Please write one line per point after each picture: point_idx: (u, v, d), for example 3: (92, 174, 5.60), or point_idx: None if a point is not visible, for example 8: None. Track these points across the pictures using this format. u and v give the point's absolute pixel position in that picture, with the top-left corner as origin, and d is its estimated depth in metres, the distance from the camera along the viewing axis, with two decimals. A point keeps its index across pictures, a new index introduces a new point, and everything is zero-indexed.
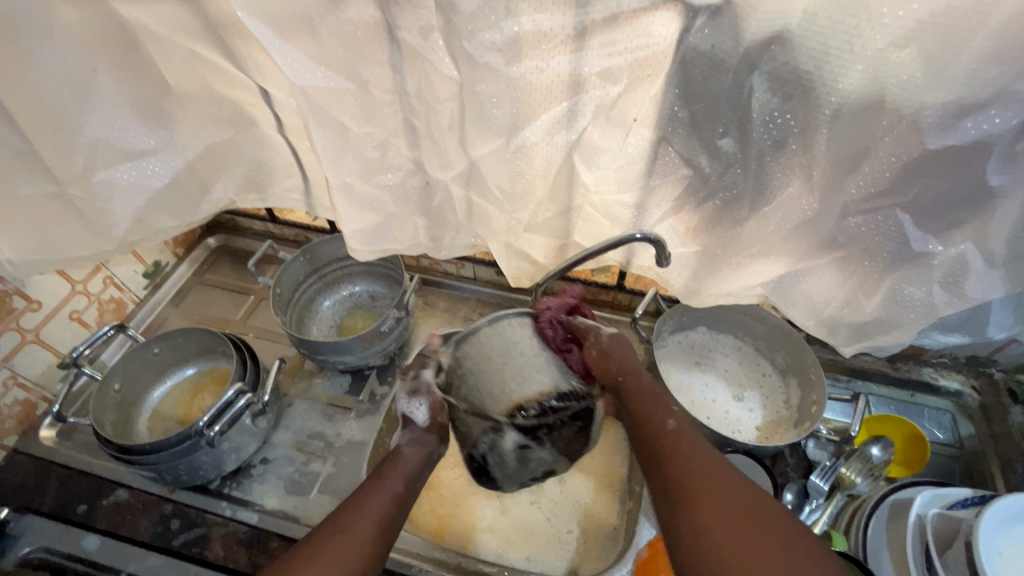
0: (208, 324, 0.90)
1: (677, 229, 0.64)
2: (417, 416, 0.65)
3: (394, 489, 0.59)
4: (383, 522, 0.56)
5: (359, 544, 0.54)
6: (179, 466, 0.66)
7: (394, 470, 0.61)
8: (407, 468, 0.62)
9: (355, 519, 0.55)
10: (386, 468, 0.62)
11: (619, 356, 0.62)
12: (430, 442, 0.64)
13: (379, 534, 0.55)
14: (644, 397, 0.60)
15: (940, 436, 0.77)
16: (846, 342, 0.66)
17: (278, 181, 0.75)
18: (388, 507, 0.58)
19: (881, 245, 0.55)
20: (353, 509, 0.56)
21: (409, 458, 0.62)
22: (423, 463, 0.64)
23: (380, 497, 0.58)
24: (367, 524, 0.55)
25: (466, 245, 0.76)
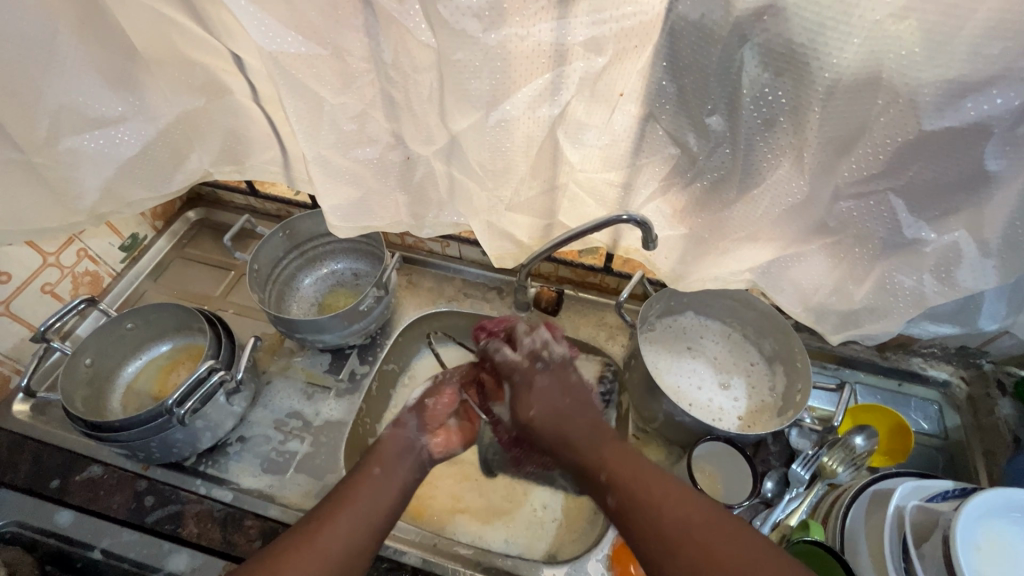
0: (187, 300, 0.88)
1: (664, 211, 0.61)
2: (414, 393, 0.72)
3: (373, 477, 0.60)
4: (368, 511, 0.57)
5: (338, 537, 0.54)
6: (150, 444, 0.65)
7: (379, 457, 0.62)
8: (386, 456, 0.63)
9: (335, 511, 0.56)
10: (369, 463, 0.62)
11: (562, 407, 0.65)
12: (406, 427, 0.67)
13: (366, 526, 0.56)
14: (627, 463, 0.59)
15: (926, 427, 0.76)
16: (834, 331, 0.64)
17: (256, 154, 0.72)
18: (374, 497, 0.58)
19: (872, 232, 0.53)
20: (336, 502, 0.57)
21: (388, 444, 0.64)
22: (406, 444, 0.65)
23: (367, 487, 0.59)
24: (350, 518, 0.56)
25: (450, 223, 0.74)
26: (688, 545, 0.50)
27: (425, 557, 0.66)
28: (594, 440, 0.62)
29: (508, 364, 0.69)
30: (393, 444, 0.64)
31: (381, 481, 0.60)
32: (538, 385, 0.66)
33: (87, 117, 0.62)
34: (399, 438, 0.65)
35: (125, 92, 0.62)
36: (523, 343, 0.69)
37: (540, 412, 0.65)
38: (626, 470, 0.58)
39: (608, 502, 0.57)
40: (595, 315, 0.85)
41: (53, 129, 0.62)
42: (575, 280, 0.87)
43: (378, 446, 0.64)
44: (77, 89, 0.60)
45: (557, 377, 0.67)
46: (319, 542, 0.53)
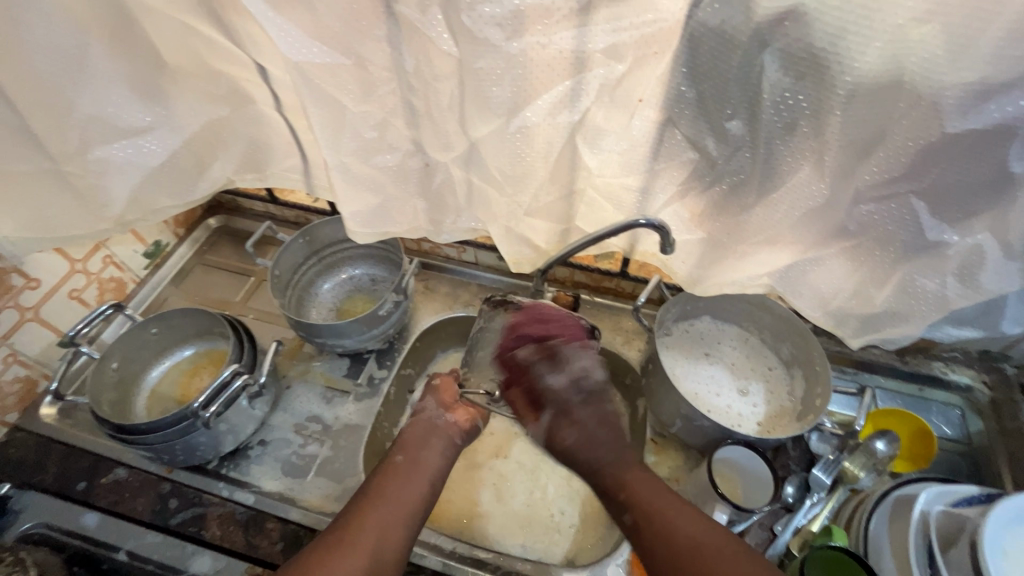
0: (208, 306, 0.90)
1: (682, 215, 0.62)
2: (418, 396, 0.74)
3: (401, 464, 0.63)
4: (397, 500, 0.59)
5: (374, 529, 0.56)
6: (176, 446, 0.66)
7: (405, 447, 0.65)
8: (410, 443, 0.66)
9: (370, 505, 0.58)
10: (397, 453, 0.64)
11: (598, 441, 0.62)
12: (426, 409, 0.70)
13: (399, 512, 0.58)
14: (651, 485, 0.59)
15: (948, 432, 0.75)
16: (854, 334, 0.64)
17: (277, 161, 0.74)
18: (402, 485, 0.60)
19: (893, 234, 0.53)
20: (371, 495, 0.59)
21: (410, 431, 0.67)
22: (429, 425, 0.68)
23: (400, 481, 0.61)
24: (385, 509, 0.57)
25: (467, 229, 0.75)
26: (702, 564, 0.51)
27: (445, 560, 0.66)
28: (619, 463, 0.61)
29: (552, 394, 0.63)
30: (416, 431, 0.67)
31: (409, 467, 0.63)
32: (579, 417, 0.63)
33: (116, 127, 0.64)
34: (419, 422, 0.68)
35: (152, 102, 0.64)
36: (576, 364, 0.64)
37: (577, 441, 0.62)
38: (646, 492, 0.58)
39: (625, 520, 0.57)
40: (612, 320, 0.85)
41: (84, 139, 0.64)
42: (590, 285, 0.87)
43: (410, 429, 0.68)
44: (108, 100, 0.62)
45: (593, 407, 0.64)
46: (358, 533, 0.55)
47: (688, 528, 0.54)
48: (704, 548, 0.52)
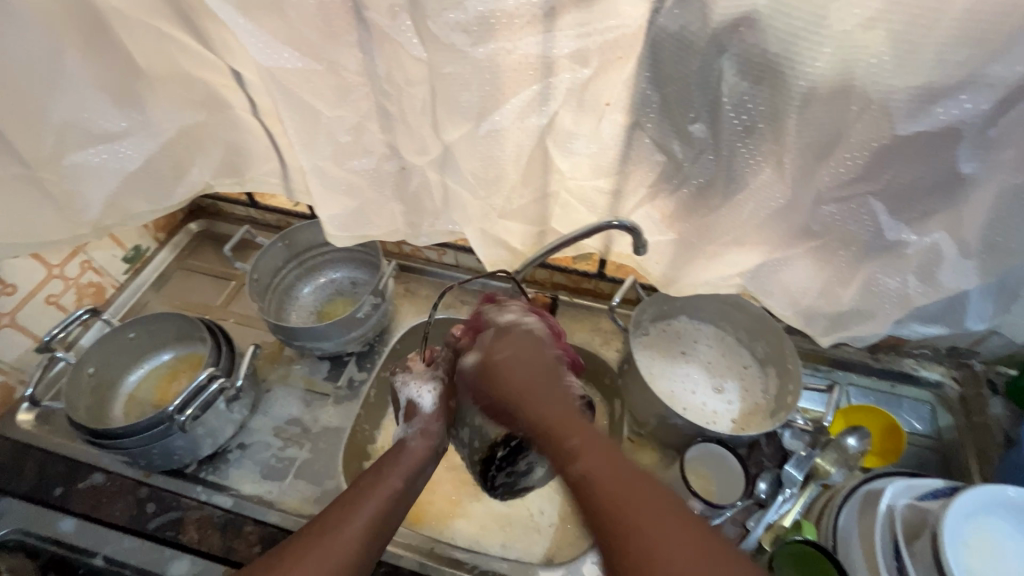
0: (188, 310, 0.90)
1: (653, 217, 0.62)
2: (424, 403, 0.65)
3: (395, 490, 0.56)
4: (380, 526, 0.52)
5: (349, 551, 0.49)
6: (152, 450, 0.66)
7: (393, 470, 0.58)
8: (406, 469, 0.59)
9: (346, 520, 0.52)
10: (382, 468, 0.59)
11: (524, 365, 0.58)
12: (436, 435, 0.64)
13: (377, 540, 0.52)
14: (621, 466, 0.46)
15: (919, 428, 0.76)
16: (823, 332, 0.65)
17: (255, 165, 0.74)
18: (386, 512, 0.54)
19: (855, 234, 0.54)
20: (343, 510, 0.52)
21: (415, 451, 0.61)
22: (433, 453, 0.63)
23: (377, 500, 0.54)
24: (361, 528, 0.51)
25: (445, 231, 0.75)
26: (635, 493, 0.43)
27: (422, 560, 0.67)
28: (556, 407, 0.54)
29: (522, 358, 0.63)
30: (417, 453, 0.61)
31: (399, 496, 0.56)
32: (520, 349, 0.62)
33: (90, 132, 0.64)
34: (426, 446, 0.62)
35: (127, 109, 0.64)
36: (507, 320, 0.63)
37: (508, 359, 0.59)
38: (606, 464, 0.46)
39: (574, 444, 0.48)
40: (591, 321, 0.86)
41: (57, 145, 0.64)
42: (569, 286, 0.88)
43: (394, 454, 0.61)
44: (82, 105, 0.62)
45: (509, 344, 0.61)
46: (329, 554, 0.48)
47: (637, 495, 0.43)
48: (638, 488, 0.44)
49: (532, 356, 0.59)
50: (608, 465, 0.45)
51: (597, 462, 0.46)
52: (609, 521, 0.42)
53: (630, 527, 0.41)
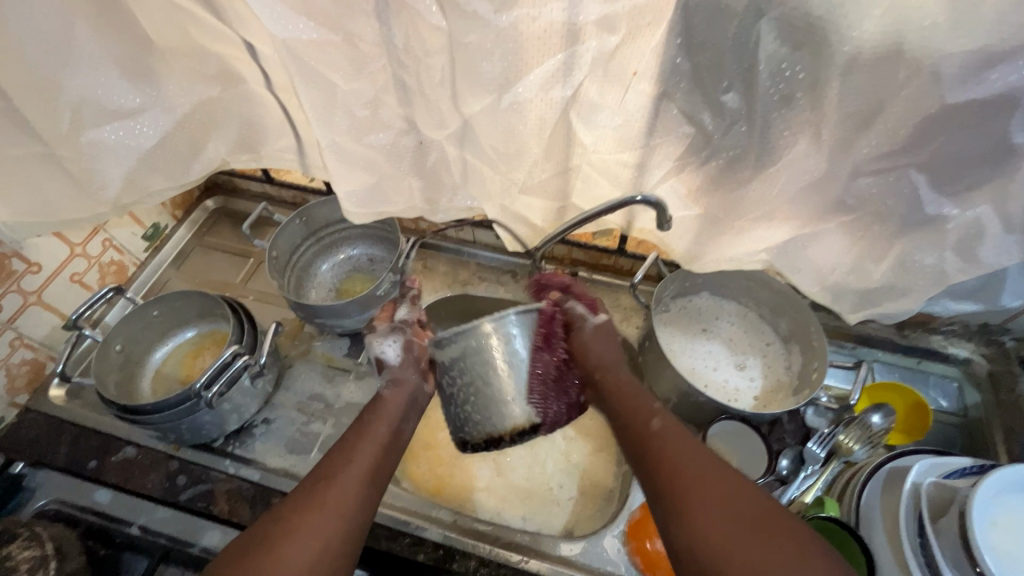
0: (209, 288, 0.90)
1: (678, 190, 0.61)
2: (389, 356, 0.61)
3: (382, 438, 0.57)
4: (368, 472, 0.54)
5: (346, 494, 0.51)
6: (181, 425, 0.67)
7: (376, 418, 0.58)
8: (390, 413, 0.58)
9: (340, 467, 0.53)
10: (367, 416, 0.58)
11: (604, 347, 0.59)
12: (411, 384, 0.61)
13: (370, 487, 0.53)
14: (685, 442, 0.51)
15: (945, 405, 0.75)
16: (851, 309, 0.64)
17: (271, 141, 0.73)
18: (379, 456, 0.55)
19: (892, 209, 0.53)
20: (341, 457, 0.54)
21: (391, 401, 0.59)
22: (413, 400, 0.60)
23: (371, 444, 0.56)
24: (359, 471, 0.53)
25: (464, 207, 0.74)
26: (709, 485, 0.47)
27: (445, 533, 0.67)
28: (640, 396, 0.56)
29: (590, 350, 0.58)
30: (398, 403, 0.59)
31: (389, 441, 0.57)
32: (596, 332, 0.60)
33: (106, 109, 0.63)
34: (403, 395, 0.60)
35: (142, 84, 0.63)
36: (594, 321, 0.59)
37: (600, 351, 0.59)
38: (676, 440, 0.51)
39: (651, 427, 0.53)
40: (610, 298, 0.85)
41: (75, 122, 0.63)
42: (588, 262, 0.87)
43: (371, 407, 0.59)
44: (97, 81, 0.61)
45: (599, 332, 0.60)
46: (328, 498, 0.50)
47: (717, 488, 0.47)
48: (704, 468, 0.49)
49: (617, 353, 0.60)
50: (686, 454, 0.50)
51: (673, 445, 0.51)
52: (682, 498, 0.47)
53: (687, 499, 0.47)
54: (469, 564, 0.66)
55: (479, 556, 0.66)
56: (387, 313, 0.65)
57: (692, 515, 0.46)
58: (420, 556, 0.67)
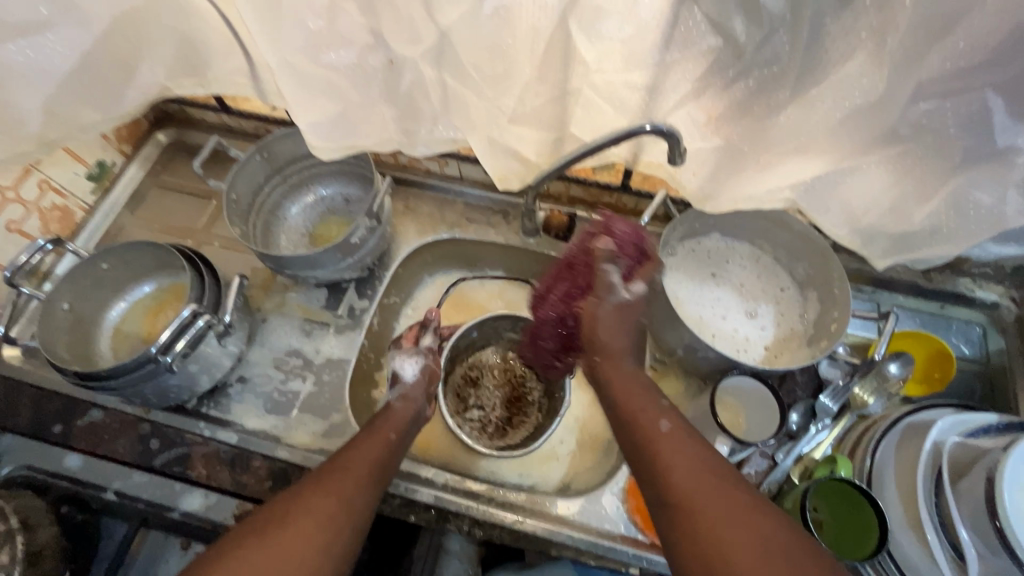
0: (169, 234, 0.81)
1: (697, 118, 0.51)
2: (408, 373, 0.68)
3: (389, 442, 0.60)
4: (372, 468, 0.56)
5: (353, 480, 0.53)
6: (144, 389, 0.61)
7: (383, 424, 0.61)
8: (398, 422, 0.62)
9: (352, 459, 0.56)
10: (376, 421, 0.62)
11: (612, 327, 0.61)
12: (418, 400, 0.66)
13: (373, 486, 0.55)
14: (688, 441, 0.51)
15: (966, 352, 0.70)
16: (883, 255, 0.57)
17: (216, 63, 0.62)
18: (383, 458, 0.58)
19: (950, 137, 0.45)
20: (350, 451, 0.57)
21: (398, 412, 0.63)
22: (413, 419, 0.64)
23: (378, 446, 0.59)
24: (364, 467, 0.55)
25: (446, 140, 0.64)
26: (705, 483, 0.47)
27: (437, 494, 0.64)
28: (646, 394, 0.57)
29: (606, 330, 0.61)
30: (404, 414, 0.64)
31: (394, 449, 0.60)
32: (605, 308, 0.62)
33: (4, 21, 0.52)
34: (409, 410, 0.65)
35: None
36: (622, 294, 0.61)
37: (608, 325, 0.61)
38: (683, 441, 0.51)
39: (662, 425, 0.53)
40: None
41: None
42: (588, 200, 0.78)
43: (377, 417, 0.63)
44: None
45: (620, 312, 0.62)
46: (334, 481, 0.53)
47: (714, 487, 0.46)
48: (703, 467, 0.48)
49: (630, 333, 0.62)
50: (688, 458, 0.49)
51: (679, 445, 0.51)
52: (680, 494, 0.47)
53: (684, 497, 0.47)
54: (463, 523, 0.63)
55: (472, 516, 0.63)
56: (411, 336, 0.72)
57: (694, 514, 0.45)
58: (411, 517, 0.64)
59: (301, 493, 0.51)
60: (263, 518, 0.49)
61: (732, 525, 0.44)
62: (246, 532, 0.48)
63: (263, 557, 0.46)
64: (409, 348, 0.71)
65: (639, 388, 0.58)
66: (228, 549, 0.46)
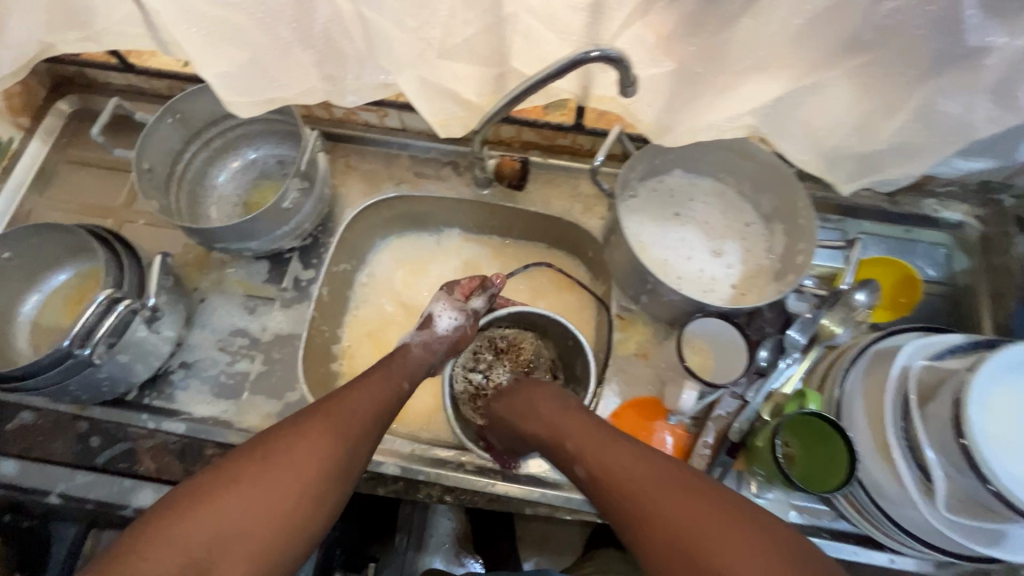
0: (86, 214, 0.74)
1: (646, 41, 0.47)
2: (442, 324, 0.64)
3: (400, 391, 0.58)
4: (378, 413, 0.54)
5: (352, 421, 0.51)
6: (70, 386, 0.56)
7: (398, 370, 0.59)
8: (411, 370, 0.60)
9: (356, 399, 0.53)
10: (386, 364, 0.59)
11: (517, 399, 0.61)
12: (436, 356, 0.63)
13: (376, 426, 0.53)
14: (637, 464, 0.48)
15: (932, 274, 0.69)
16: (846, 179, 0.54)
17: (101, 11, 0.54)
18: (387, 399, 0.55)
19: (920, 41, 0.41)
20: (349, 392, 0.54)
21: (413, 358, 0.61)
22: (424, 372, 0.62)
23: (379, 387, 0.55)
24: (368, 407, 0.53)
25: (378, 86, 0.58)
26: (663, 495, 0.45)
27: (403, 465, 0.62)
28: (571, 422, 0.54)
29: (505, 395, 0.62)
30: (415, 356, 0.61)
31: (402, 398, 0.58)
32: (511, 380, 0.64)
33: None
34: (422, 359, 0.61)
35: None
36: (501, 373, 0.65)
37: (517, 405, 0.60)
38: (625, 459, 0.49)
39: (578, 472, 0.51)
40: (569, 186, 0.73)
41: None
42: (541, 143, 0.73)
43: (394, 358, 0.60)
44: None
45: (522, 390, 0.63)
46: (332, 422, 0.50)
47: (678, 498, 0.45)
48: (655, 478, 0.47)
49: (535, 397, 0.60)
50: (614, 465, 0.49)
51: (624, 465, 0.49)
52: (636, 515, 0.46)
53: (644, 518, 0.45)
54: (433, 491, 0.62)
55: (443, 484, 0.61)
56: (465, 288, 0.67)
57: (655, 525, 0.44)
58: (380, 490, 0.62)
59: (302, 430, 0.49)
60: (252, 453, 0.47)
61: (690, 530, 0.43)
62: (233, 470, 0.46)
63: (242, 506, 0.44)
64: (456, 300, 0.65)
65: (557, 421, 0.56)
66: (212, 487, 0.44)
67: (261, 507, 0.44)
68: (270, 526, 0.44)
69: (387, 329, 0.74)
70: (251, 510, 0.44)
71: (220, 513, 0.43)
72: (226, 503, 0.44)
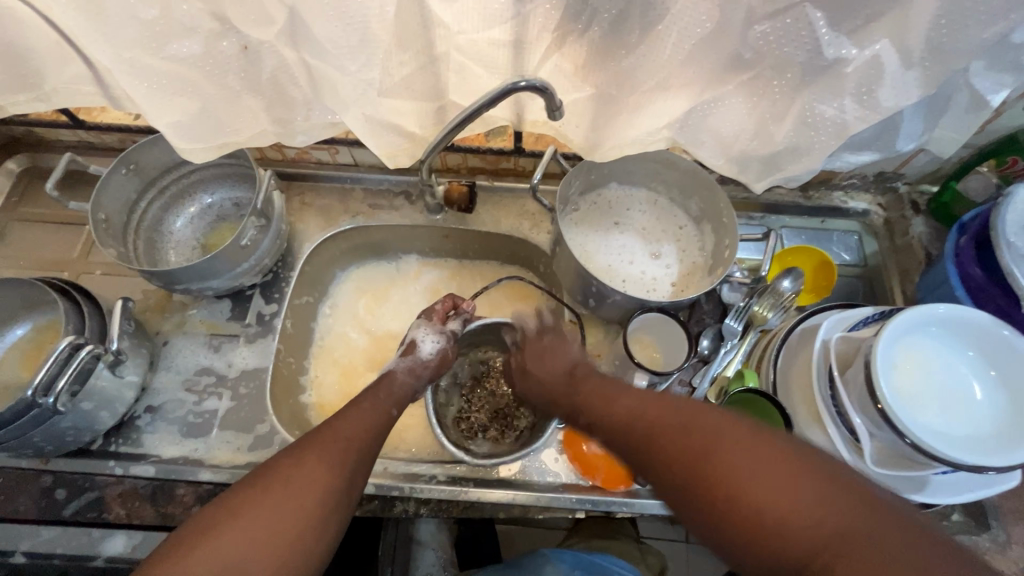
0: (41, 269, 0.74)
1: (565, 70, 0.53)
2: (425, 349, 0.67)
3: (390, 418, 0.59)
4: (369, 438, 0.55)
5: (344, 447, 0.52)
6: (34, 438, 0.56)
7: (387, 395, 0.61)
8: (398, 396, 0.62)
9: (347, 424, 0.55)
10: (376, 391, 0.61)
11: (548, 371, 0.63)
12: (422, 377, 0.65)
13: (367, 450, 0.55)
14: (672, 417, 0.47)
15: (847, 258, 0.77)
16: (757, 179, 0.61)
17: (52, 73, 0.56)
18: (376, 426, 0.57)
19: (790, 56, 0.49)
20: (338, 420, 0.55)
21: (399, 384, 0.63)
22: (410, 396, 0.64)
23: (365, 412, 0.57)
24: (359, 432, 0.55)
25: (328, 125, 0.62)
26: (697, 438, 0.44)
27: (378, 483, 0.63)
28: (605, 399, 0.54)
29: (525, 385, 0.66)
30: (403, 382, 0.63)
31: (391, 425, 0.60)
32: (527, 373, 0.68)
33: None
34: (407, 387, 0.63)
35: None
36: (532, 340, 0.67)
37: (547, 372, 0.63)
38: (669, 413, 0.47)
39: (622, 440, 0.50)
40: (516, 205, 0.78)
41: None
42: (487, 168, 0.79)
43: (381, 383, 0.62)
44: None
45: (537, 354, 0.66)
46: (328, 449, 0.51)
47: (724, 438, 0.43)
48: (696, 423, 0.45)
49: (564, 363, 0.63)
50: (615, 416, 0.52)
51: (675, 410, 0.48)
52: (679, 454, 0.44)
53: (682, 452, 0.44)
54: (409, 505, 0.64)
55: (418, 498, 0.63)
56: (441, 312, 0.70)
57: (703, 465, 0.42)
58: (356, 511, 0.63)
59: (296, 461, 0.50)
60: (251, 488, 0.48)
61: (740, 466, 0.41)
62: (232, 506, 0.46)
63: (244, 543, 0.44)
64: (435, 324, 0.68)
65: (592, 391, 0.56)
66: (215, 521, 0.45)
67: (259, 541, 0.44)
68: (273, 556, 0.44)
69: (354, 356, 0.76)
70: (259, 540, 0.44)
71: (222, 551, 0.43)
72: (228, 540, 0.44)
